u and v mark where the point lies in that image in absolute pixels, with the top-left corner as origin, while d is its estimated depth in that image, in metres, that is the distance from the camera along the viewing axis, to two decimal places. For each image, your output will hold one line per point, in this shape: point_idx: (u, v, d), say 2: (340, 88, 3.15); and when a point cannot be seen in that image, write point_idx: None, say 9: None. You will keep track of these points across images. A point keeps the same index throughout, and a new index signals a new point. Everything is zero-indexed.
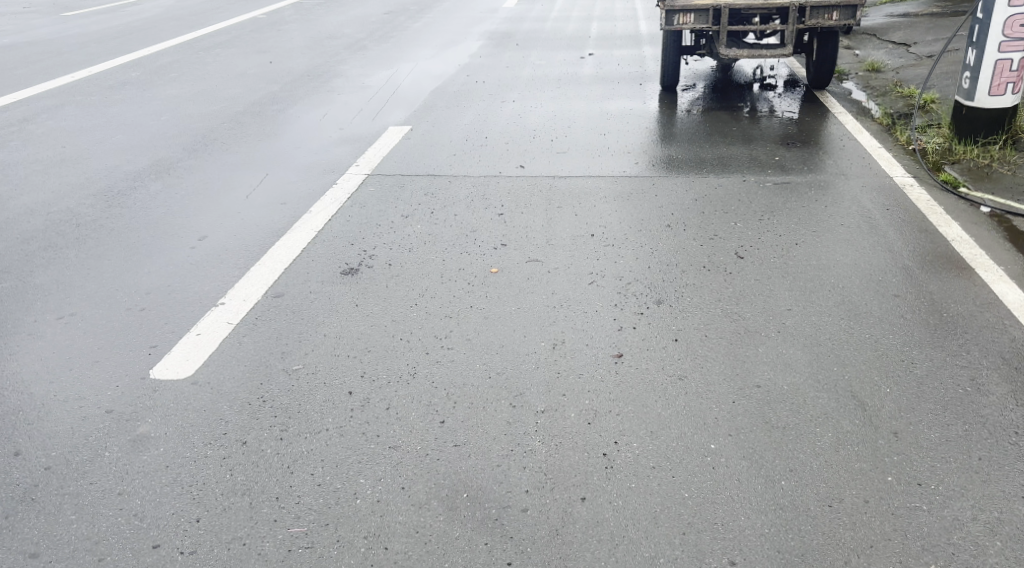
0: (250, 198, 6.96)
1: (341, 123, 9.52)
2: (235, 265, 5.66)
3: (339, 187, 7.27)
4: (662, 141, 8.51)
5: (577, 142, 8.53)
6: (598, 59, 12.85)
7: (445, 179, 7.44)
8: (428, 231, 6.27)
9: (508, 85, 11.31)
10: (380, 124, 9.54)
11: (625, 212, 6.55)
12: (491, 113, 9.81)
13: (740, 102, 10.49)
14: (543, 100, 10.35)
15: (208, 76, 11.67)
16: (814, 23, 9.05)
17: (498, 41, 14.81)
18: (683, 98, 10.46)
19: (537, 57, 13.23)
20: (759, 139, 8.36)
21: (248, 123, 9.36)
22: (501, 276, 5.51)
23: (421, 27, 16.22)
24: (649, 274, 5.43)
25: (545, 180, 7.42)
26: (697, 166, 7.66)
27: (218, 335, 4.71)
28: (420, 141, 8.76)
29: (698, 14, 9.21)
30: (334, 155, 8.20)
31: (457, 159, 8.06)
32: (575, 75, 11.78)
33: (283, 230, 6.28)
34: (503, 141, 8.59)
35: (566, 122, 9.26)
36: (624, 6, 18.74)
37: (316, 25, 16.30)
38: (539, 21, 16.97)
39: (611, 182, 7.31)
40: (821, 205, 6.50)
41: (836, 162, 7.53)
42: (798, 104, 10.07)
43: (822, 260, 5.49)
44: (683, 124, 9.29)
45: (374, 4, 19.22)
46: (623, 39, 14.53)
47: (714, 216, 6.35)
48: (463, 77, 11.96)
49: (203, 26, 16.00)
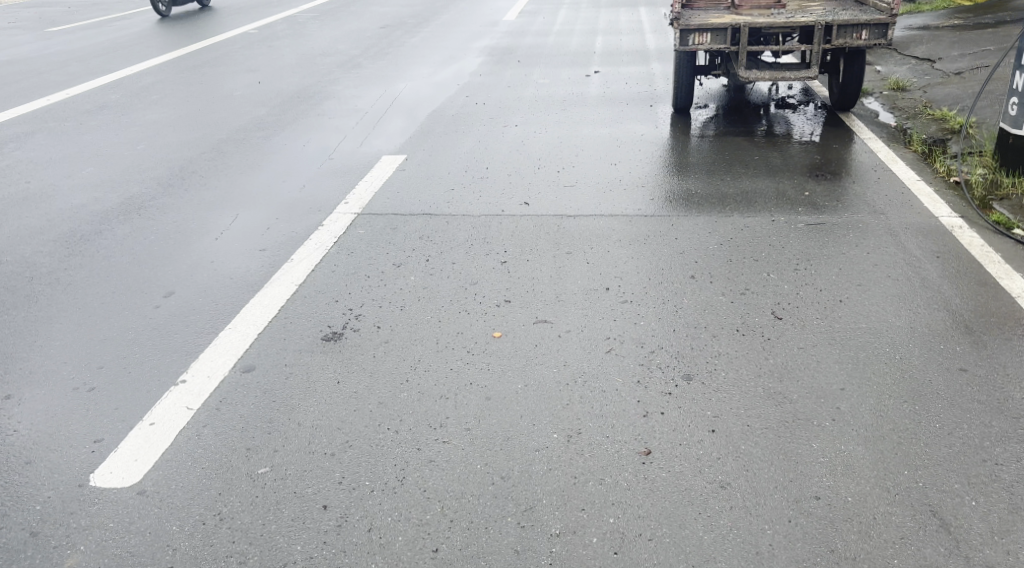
0: (224, 244, 6.30)
1: (331, 151, 8.87)
2: (198, 331, 4.98)
3: (324, 229, 6.60)
4: (678, 171, 7.84)
5: (585, 173, 7.87)
6: (603, 78, 12.18)
7: (442, 220, 6.78)
8: (424, 284, 5.61)
9: (510, 107, 10.67)
10: (372, 152, 8.88)
11: (642, 260, 5.87)
12: (492, 140, 9.14)
13: (757, 124, 9.81)
14: (548, 125, 9.68)
15: (191, 99, 11.01)
16: (841, 43, 8.37)
17: (499, 57, 14.18)
18: (696, 121, 9.79)
19: (540, 75, 12.57)
20: (783, 169, 7.69)
21: (230, 153, 8.71)
22: (505, 341, 4.84)
23: (418, 42, 15.59)
24: (676, 339, 4.75)
25: (552, 220, 6.75)
26: (717, 201, 6.99)
27: (174, 424, 4.03)
28: (414, 172, 8.10)
29: (715, 34, 8.55)
30: (321, 190, 7.53)
31: (454, 195, 7.40)
32: (580, 96, 11.11)
33: (258, 283, 5.62)
34: (504, 173, 7.93)
35: (573, 149, 8.60)
36: (628, 19, 18.10)
37: (308, 41, 15.65)
38: (541, 36, 16.34)
39: (624, 221, 6.64)
40: (861, 251, 5.82)
41: (872, 197, 6.86)
42: (821, 128, 9.39)
43: (872, 325, 4.83)
44: (698, 150, 8.61)
45: (370, 18, 18.59)
46: (630, 55, 13.87)
47: (743, 265, 5.67)
48: (462, 98, 11.31)
49: (191, 43, 15.36)
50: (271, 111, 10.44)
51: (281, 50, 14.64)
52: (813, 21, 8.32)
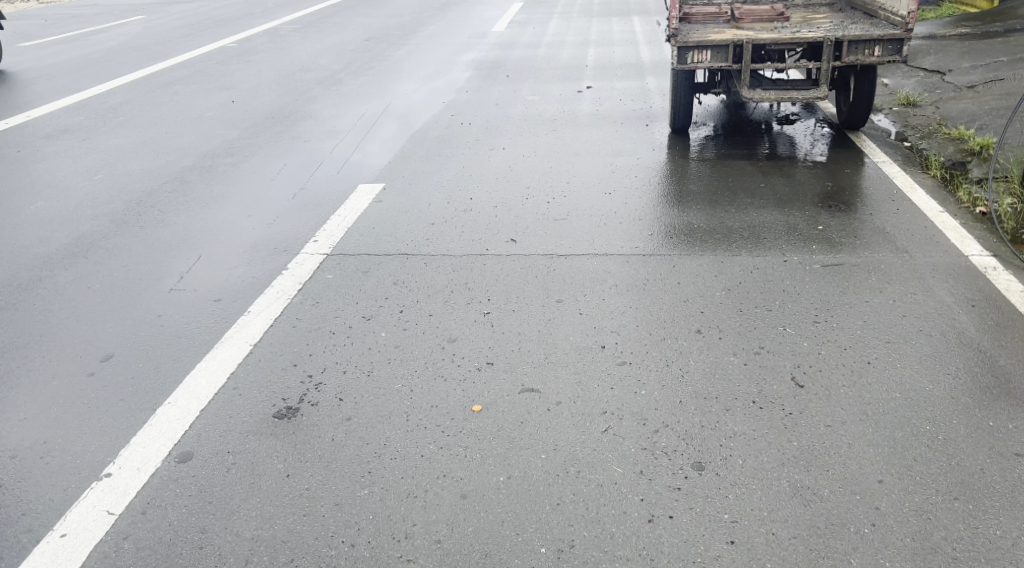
0: (174, 295, 5.67)
1: (303, 179, 8.24)
2: (132, 407, 4.36)
3: (288, 274, 5.95)
4: (678, 200, 7.23)
5: (577, 203, 7.26)
6: (597, 95, 11.57)
7: (420, 261, 6.16)
8: (396, 340, 4.97)
9: (497, 127, 10.06)
10: (348, 179, 8.25)
11: (641, 310, 5.24)
12: (478, 165, 8.52)
13: (760, 144, 9.21)
14: (538, 147, 9.08)
15: (160, 120, 10.38)
16: (851, 60, 7.76)
17: (487, 71, 13.58)
18: (695, 142, 9.19)
19: (530, 91, 11.95)
20: (792, 198, 7.08)
21: (193, 183, 8.08)
22: (485, 414, 4.19)
23: (403, 56, 14.98)
24: (683, 412, 4.12)
25: (541, 260, 6.12)
26: (723, 236, 6.37)
27: (90, 536, 3.47)
28: (392, 204, 7.46)
29: (716, 52, 7.96)
30: (289, 226, 6.90)
31: (435, 231, 6.76)
32: (573, 114, 10.50)
33: (208, 344, 4.99)
34: (491, 205, 7.32)
35: (564, 176, 7.99)
36: (621, 29, 17.53)
37: (288, 55, 15.01)
38: (531, 48, 15.76)
39: (619, 262, 6.02)
40: (886, 299, 5.21)
41: (892, 232, 6.26)
42: (830, 148, 8.79)
43: (908, 394, 4.22)
44: (699, 175, 8.00)
45: (354, 29, 17.97)
46: (624, 68, 13.27)
47: (755, 317, 5.05)
48: (447, 117, 10.70)
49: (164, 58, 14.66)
50: (242, 134, 9.80)
51: (260, 66, 14.01)
52: (821, 38, 7.72)
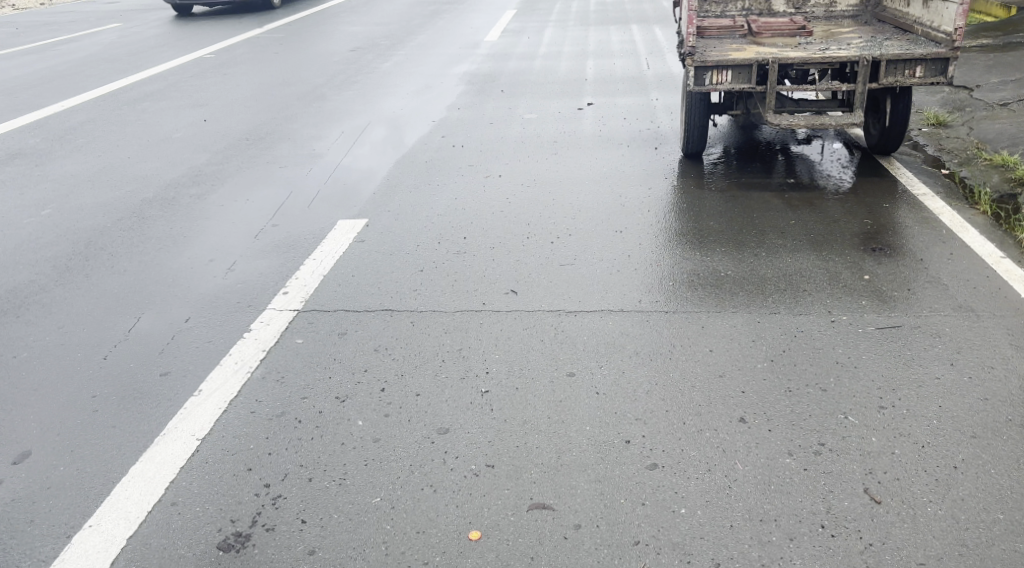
0: (113, 367, 4.81)
1: (276, 213, 7.37)
2: (42, 535, 3.52)
3: (251, 337, 5.08)
4: (699, 240, 6.39)
5: (583, 245, 6.42)
6: (598, 114, 10.76)
7: (406, 319, 5.29)
8: (375, 428, 4.10)
9: (492, 150, 9.23)
10: (326, 213, 7.38)
11: (669, 388, 4.38)
12: (472, 197, 7.68)
13: (780, 169, 8.38)
14: (539, 175, 8.24)
15: (122, 142, 9.50)
16: (890, 81, 6.94)
17: (480, 85, 12.74)
18: (709, 168, 8.37)
19: (527, 109, 11.12)
20: (829, 240, 6.25)
21: (153, 219, 7.21)
22: (484, 545, 3.35)
23: (391, 68, 14.13)
24: (734, 545, 3.31)
25: (547, 318, 5.27)
26: (755, 287, 5.54)
27: None
28: (374, 244, 6.59)
29: (737, 72, 7.14)
30: (255, 274, 6.03)
31: (422, 280, 5.89)
32: (574, 137, 9.67)
33: (145, 437, 4.14)
34: (488, 245, 6.48)
35: (567, 211, 7.16)
36: (620, 39, 16.73)
37: (269, 67, 14.14)
38: (526, 59, 14.93)
39: (637, 321, 5.16)
40: (962, 378, 4.38)
41: (951, 284, 5.43)
42: (860, 174, 7.97)
43: (1013, 516, 3.42)
44: (718, 207, 7.17)
45: (340, 39, 17.11)
46: (627, 84, 12.48)
47: (808, 404, 4.20)
48: (438, 137, 9.86)
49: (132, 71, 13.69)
50: (212, 160, 8.94)
51: (238, 79, 13.14)
52: (856, 57, 6.90)
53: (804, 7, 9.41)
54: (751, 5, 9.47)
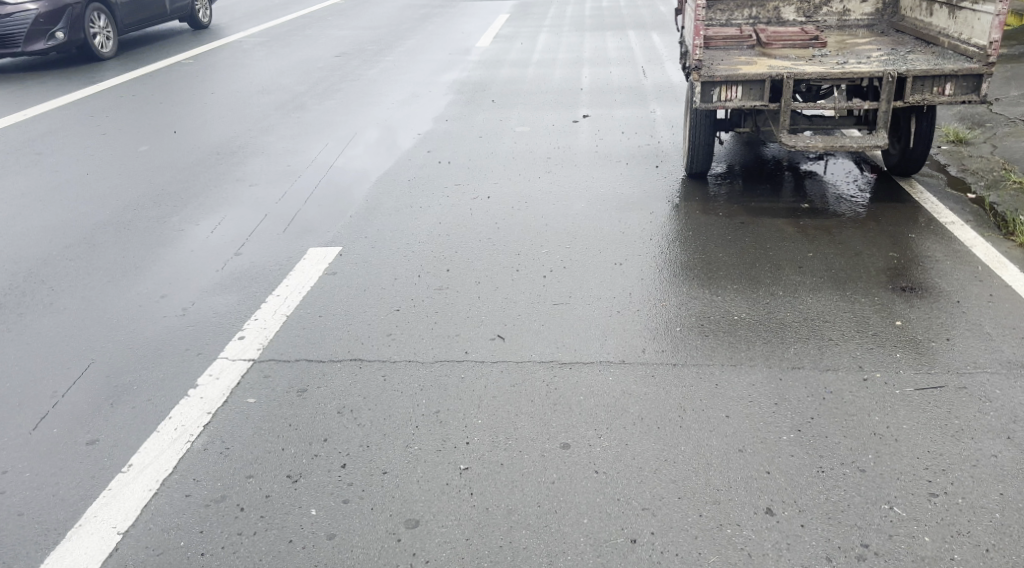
0: (33, 435, 4.18)
1: (241, 238, 6.72)
2: None
3: (197, 396, 4.45)
4: (708, 275, 5.77)
5: (578, 281, 5.80)
6: (594, 128, 10.15)
7: (377, 371, 4.64)
8: (330, 521, 3.47)
9: (481, 168, 8.60)
10: (295, 238, 6.73)
11: (679, 465, 3.74)
12: (457, 221, 7.04)
13: (790, 190, 7.74)
14: (530, 197, 7.61)
15: (83, 156, 8.83)
16: (916, 99, 6.31)
17: (469, 94, 12.10)
18: (714, 189, 7.75)
19: (518, 121, 10.49)
20: (851, 276, 5.62)
21: (104, 246, 6.55)
22: None
23: (376, 75, 13.48)
24: None
25: (537, 371, 4.62)
26: (773, 333, 4.91)
27: None
28: (346, 278, 5.94)
29: (748, 88, 6.53)
30: (211, 315, 5.38)
31: (398, 322, 5.24)
32: (569, 154, 9.05)
33: (58, 531, 3.52)
34: (473, 280, 5.86)
35: (560, 241, 6.53)
36: (615, 46, 16.12)
37: (248, 73, 13.48)
38: (519, 66, 14.31)
39: (640, 375, 4.52)
40: (1022, 455, 3.75)
41: (994, 332, 4.81)
42: (879, 197, 7.34)
43: None
44: (726, 235, 6.54)
45: (325, 43, 16.45)
46: (624, 95, 11.90)
47: (844, 490, 3.57)
48: (423, 152, 9.24)
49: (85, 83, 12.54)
50: (178, 177, 8.29)
51: (216, 87, 12.47)
52: (880, 72, 6.28)
53: (815, 15, 8.84)
54: (758, 13, 8.92)
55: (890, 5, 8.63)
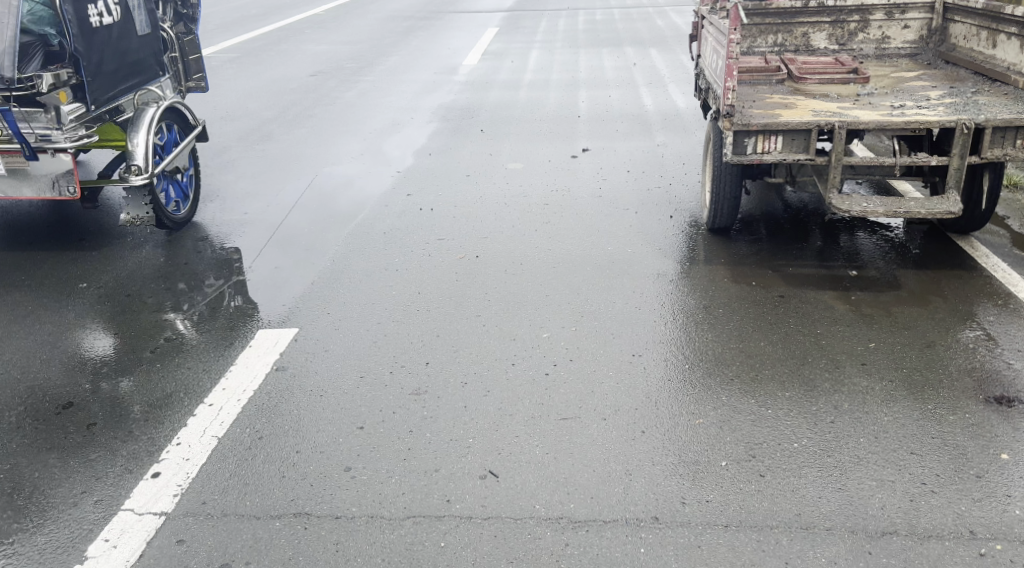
0: None
1: (178, 315, 5.58)
2: None
3: None
4: (752, 375, 4.68)
5: (588, 380, 4.68)
6: (596, 164, 9.07)
7: (328, 534, 3.50)
8: None
9: (469, 216, 7.51)
10: (243, 313, 5.59)
11: None
12: (441, 291, 5.93)
13: (827, 246, 6.65)
14: (526, 258, 6.52)
15: None
16: (994, 154, 5.28)
17: (456, 122, 11.02)
18: (740, 246, 6.65)
19: (510, 157, 9.40)
20: (929, 383, 4.57)
21: (10, 328, 5.40)
22: None
23: (355, 98, 12.36)
24: None
25: (540, 529, 3.50)
26: (848, 473, 3.84)
27: None
28: (301, 373, 4.80)
29: (792, 139, 5.46)
30: (121, 436, 4.23)
31: (363, 443, 4.10)
32: (567, 200, 7.96)
33: None
34: (460, 378, 4.74)
35: (565, 320, 5.44)
36: (613, 65, 15.05)
37: (212, 96, 12.31)
38: (509, 88, 13.24)
39: (681, 540, 3.41)
40: None
41: None
42: (936, 258, 6.26)
43: None
44: (765, 312, 5.45)
45: (300, 61, 15.29)
46: (626, 124, 10.85)
47: None
48: (404, 195, 8.13)
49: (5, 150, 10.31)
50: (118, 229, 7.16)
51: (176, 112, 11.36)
52: (951, 122, 5.25)
53: (849, 43, 7.84)
54: (784, 40, 7.93)
55: (936, 33, 7.60)
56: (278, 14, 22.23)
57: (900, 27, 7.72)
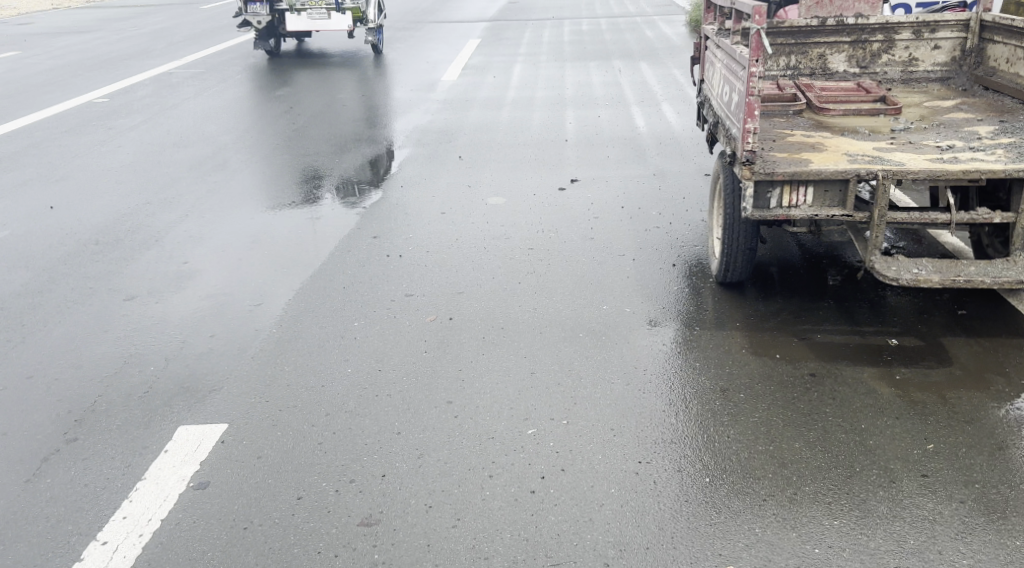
0: None
1: (85, 405, 4.64)
2: None
3: None
4: (790, 494, 3.75)
5: (584, 500, 3.74)
6: (586, 198, 8.16)
7: None
8: None
9: (443, 265, 6.59)
10: (164, 402, 4.64)
11: None
12: (407, 367, 4.98)
13: (857, 301, 5.73)
14: (508, 321, 5.60)
15: None
16: None
17: (432, 147, 10.08)
18: (756, 304, 5.73)
19: (491, 189, 8.48)
20: (1013, 506, 3.64)
21: None
22: None
23: (323, 119, 11.40)
24: None
25: None
26: None
27: None
28: (224, 495, 3.84)
29: (824, 191, 4.56)
30: None
31: None
32: (555, 244, 7.04)
33: None
34: (424, 497, 3.79)
35: (554, 408, 4.51)
36: (601, 80, 14.13)
37: (167, 118, 11.33)
38: (491, 107, 12.31)
39: None
40: None
41: None
42: (988, 320, 5.35)
43: None
44: (796, 399, 4.53)
45: (267, 77, 14.33)
46: (617, 149, 9.94)
47: None
48: (370, 237, 7.19)
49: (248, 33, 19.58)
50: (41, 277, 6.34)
51: (166, 113, 11.29)
52: (1018, 172, 4.39)
53: (871, 66, 6.97)
54: (798, 62, 7.05)
55: (970, 55, 6.75)
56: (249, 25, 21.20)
57: (929, 48, 6.84)
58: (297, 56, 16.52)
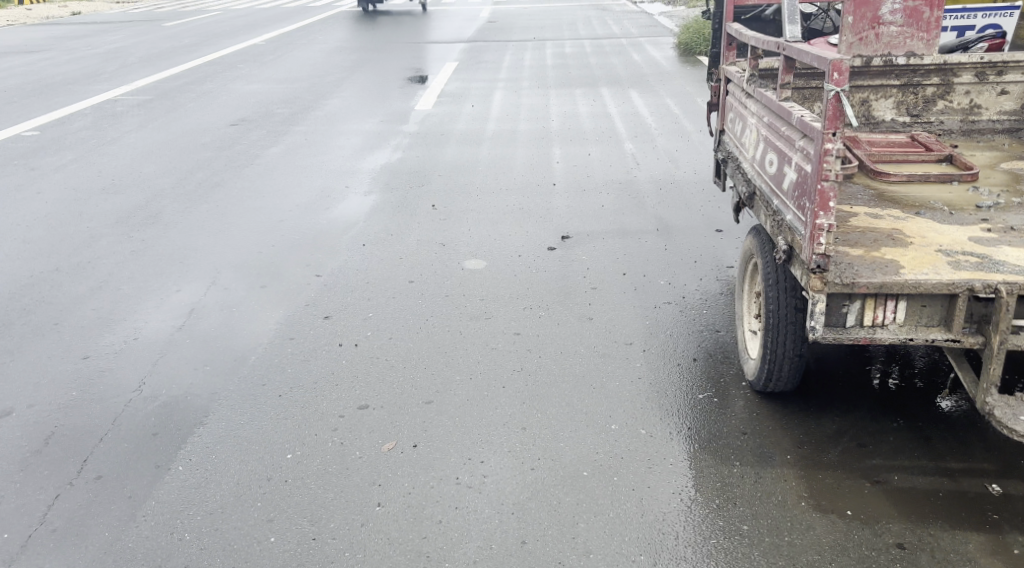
0: None
1: None
2: None
3: None
4: None
5: None
6: (579, 262, 6.93)
7: None
8: None
9: (407, 359, 5.32)
10: None
11: None
12: (353, 531, 3.71)
13: (931, 417, 4.53)
14: (489, 448, 4.34)
15: None
16: None
17: (402, 193, 8.83)
18: (805, 421, 4.51)
19: (468, 249, 7.23)
20: None
21: None
22: None
23: (279, 157, 10.11)
24: None
25: None
26: None
27: None
28: None
29: (922, 303, 3.36)
30: None
31: None
32: (546, 327, 5.78)
33: None
34: None
35: None
36: (590, 110, 12.96)
37: (101, 155, 9.98)
38: (468, 142, 11.07)
39: None
40: None
41: None
42: None
43: None
44: None
45: (222, 105, 13.03)
46: (612, 195, 8.73)
47: None
48: (320, 318, 5.90)
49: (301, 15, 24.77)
50: None
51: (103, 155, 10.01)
52: None
53: (924, 114, 5.83)
54: None
55: None
56: (209, 45, 19.81)
57: (995, 94, 5.69)
58: (260, 80, 15.23)
